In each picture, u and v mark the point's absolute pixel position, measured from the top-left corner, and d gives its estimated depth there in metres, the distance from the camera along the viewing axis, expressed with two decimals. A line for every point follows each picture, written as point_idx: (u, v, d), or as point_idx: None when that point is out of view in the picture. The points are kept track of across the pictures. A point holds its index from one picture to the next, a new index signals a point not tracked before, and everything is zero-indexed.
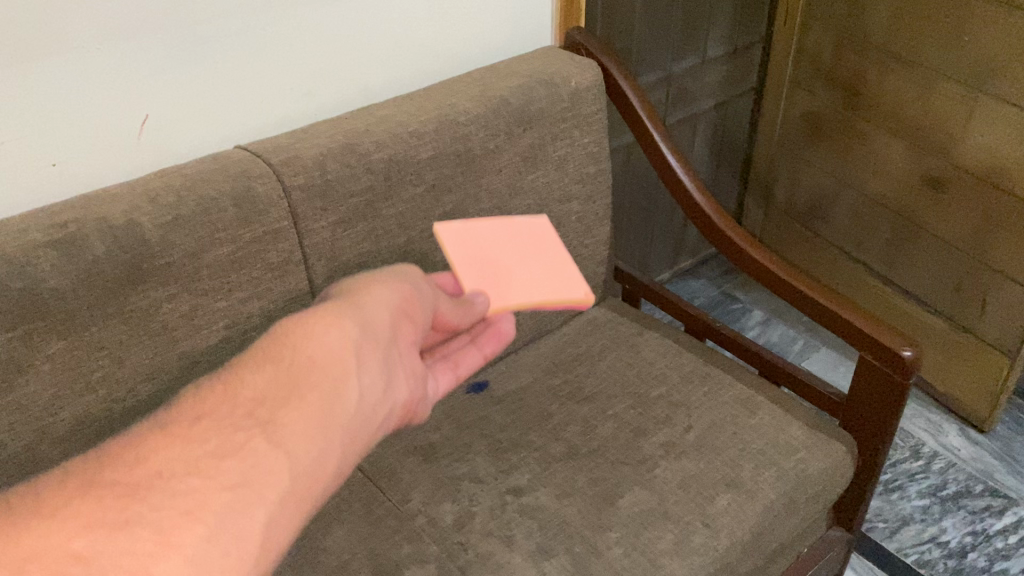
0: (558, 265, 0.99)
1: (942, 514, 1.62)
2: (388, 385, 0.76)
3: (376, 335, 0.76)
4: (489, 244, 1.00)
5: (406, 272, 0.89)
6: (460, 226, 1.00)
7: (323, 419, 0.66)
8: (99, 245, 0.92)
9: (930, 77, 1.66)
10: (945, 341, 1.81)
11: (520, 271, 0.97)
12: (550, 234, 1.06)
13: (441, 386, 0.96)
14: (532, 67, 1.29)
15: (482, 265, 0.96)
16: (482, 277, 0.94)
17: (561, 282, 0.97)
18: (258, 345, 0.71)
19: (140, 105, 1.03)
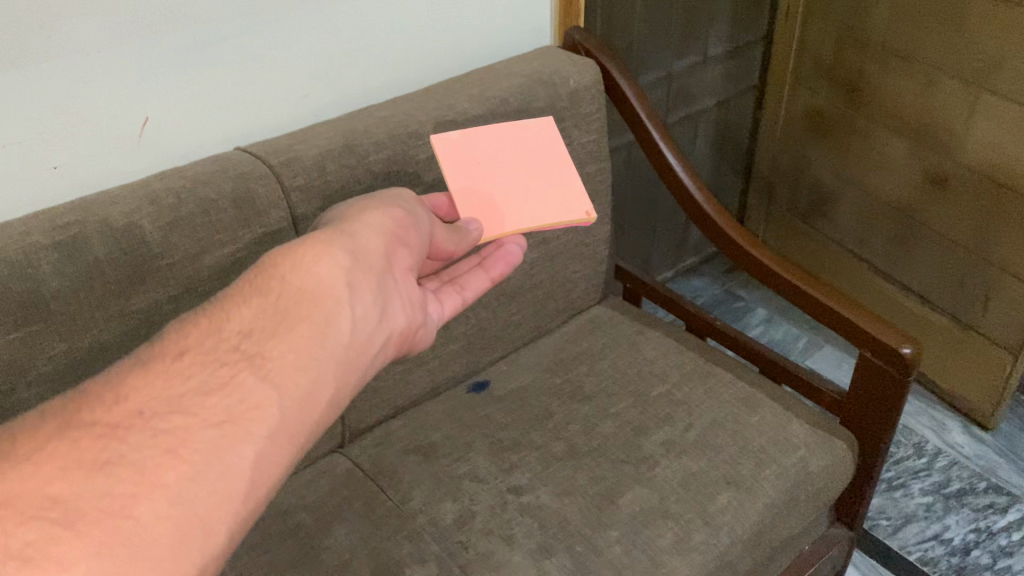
0: (558, 181, 1.05)
1: (945, 511, 1.62)
2: (385, 311, 0.79)
3: (368, 262, 0.79)
4: (491, 165, 1.05)
5: (398, 202, 0.91)
6: (461, 144, 1.06)
7: (312, 351, 0.70)
8: (100, 246, 0.93)
9: (930, 73, 1.66)
10: (948, 337, 1.81)
11: (517, 189, 1.02)
12: (555, 149, 1.10)
13: (447, 309, 0.97)
14: (531, 66, 1.30)
15: (484, 188, 1.01)
16: (485, 202, 1.00)
17: (559, 201, 1.02)
18: (247, 277, 0.74)
19: (140, 107, 1.04)
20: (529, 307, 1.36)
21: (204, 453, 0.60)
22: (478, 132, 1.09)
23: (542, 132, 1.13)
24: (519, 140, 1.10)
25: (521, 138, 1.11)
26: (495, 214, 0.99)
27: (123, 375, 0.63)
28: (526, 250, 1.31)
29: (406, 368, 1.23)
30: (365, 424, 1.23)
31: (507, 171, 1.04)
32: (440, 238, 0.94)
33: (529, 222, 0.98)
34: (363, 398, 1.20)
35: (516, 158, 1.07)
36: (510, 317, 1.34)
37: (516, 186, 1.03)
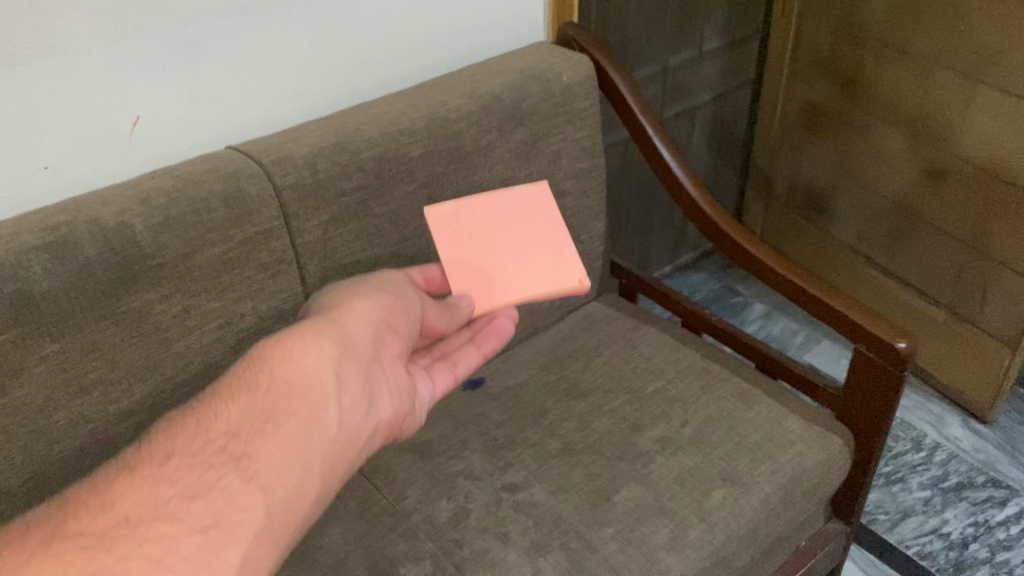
0: (551, 247, 1.09)
1: (943, 505, 1.62)
2: (372, 402, 0.82)
3: (356, 352, 0.83)
4: (484, 234, 1.08)
5: (387, 287, 0.95)
6: (455, 214, 1.09)
7: (298, 447, 0.72)
8: (91, 247, 0.92)
9: (928, 66, 1.66)
10: (945, 331, 1.81)
11: (509, 260, 1.05)
12: (547, 213, 1.13)
13: (441, 385, 0.97)
14: (525, 62, 1.29)
15: (477, 260, 1.05)
16: (478, 276, 1.03)
17: (552, 270, 1.06)
18: (236, 374, 0.77)
19: (130, 107, 1.03)
20: (524, 304, 1.35)
21: (188, 560, 0.61)
22: (473, 202, 1.11)
23: (536, 196, 1.15)
24: (512, 206, 1.13)
25: (514, 204, 1.13)
26: (487, 288, 1.02)
27: (111, 481, 0.65)
28: None
29: None
30: None
31: (499, 241, 1.07)
32: (430, 318, 0.98)
33: (521, 296, 1.02)
34: None
35: (509, 226, 1.10)
36: None
37: (509, 256, 1.06)
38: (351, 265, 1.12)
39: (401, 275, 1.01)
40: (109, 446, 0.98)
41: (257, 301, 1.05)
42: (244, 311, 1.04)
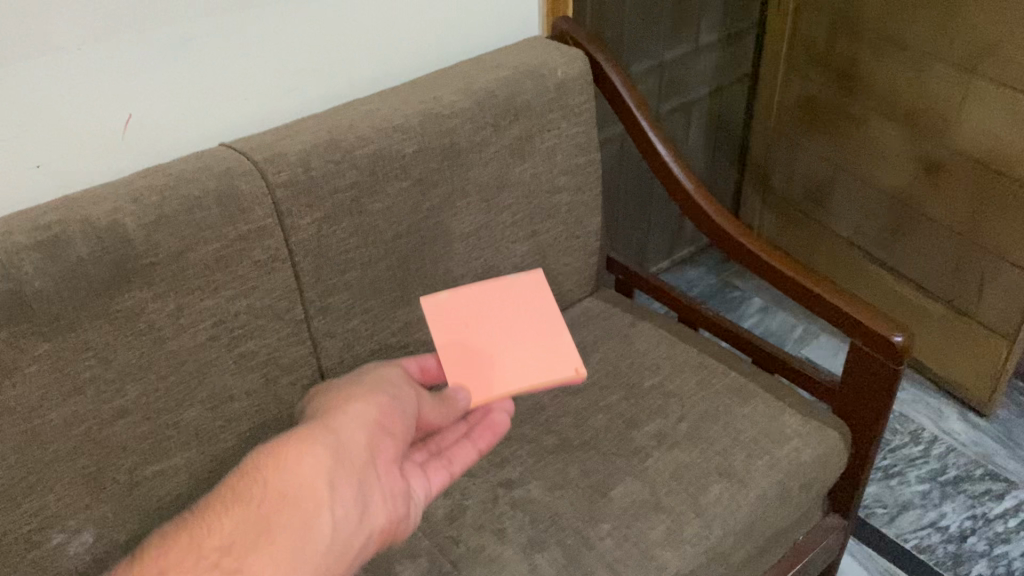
0: (548, 337, 1.04)
1: (942, 498, 1.62)
2: (365, 509, 0.79)
3: (350, 457, 0.80)
4: (479, 324, 1.04)
5: (385, 381, 0.91)
6: (450, 304, 1.05)
7: (287, 563, 0.71)
8: (83, 246, 0.92)
9: (924, 60, 1.65)
10: (943, 325, 1.81)
11: (505, 351, 1.01)
12: (545, 304, 1.09)
13: (436, 485, 0.91)
14: (519, 58, 1.29)
15: (471, 351, 1.00)
16: (472, 369, 0.98)
17: (549, 362, 1.01)
18: (230, 484, 0.77)
19: (122, 105, 1.03)
20: None
21: None
22: (469, 290, 1.07)
23: (533, 284, 1.11)
24: (509, 295, 1.09)
25: (511, 292, 1.09)
26: (482, 380, 0.97)
27: None
28: (516, 243, 1.30)
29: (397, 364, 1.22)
30: None
31: (496, 333, 1.03)
32: (427, 412, 0.93)
33: (517, 389, 0.97)
34: None
35: (506, 316, 1.06)
36: None
37: (505, 348, 1.02)
38: (345, 262, 1.12)
39: (397, 367, 0.96)
40: (104, 445, 0.98)
41: (251, 299, 1.05)
42: (238, 309, 1.04)
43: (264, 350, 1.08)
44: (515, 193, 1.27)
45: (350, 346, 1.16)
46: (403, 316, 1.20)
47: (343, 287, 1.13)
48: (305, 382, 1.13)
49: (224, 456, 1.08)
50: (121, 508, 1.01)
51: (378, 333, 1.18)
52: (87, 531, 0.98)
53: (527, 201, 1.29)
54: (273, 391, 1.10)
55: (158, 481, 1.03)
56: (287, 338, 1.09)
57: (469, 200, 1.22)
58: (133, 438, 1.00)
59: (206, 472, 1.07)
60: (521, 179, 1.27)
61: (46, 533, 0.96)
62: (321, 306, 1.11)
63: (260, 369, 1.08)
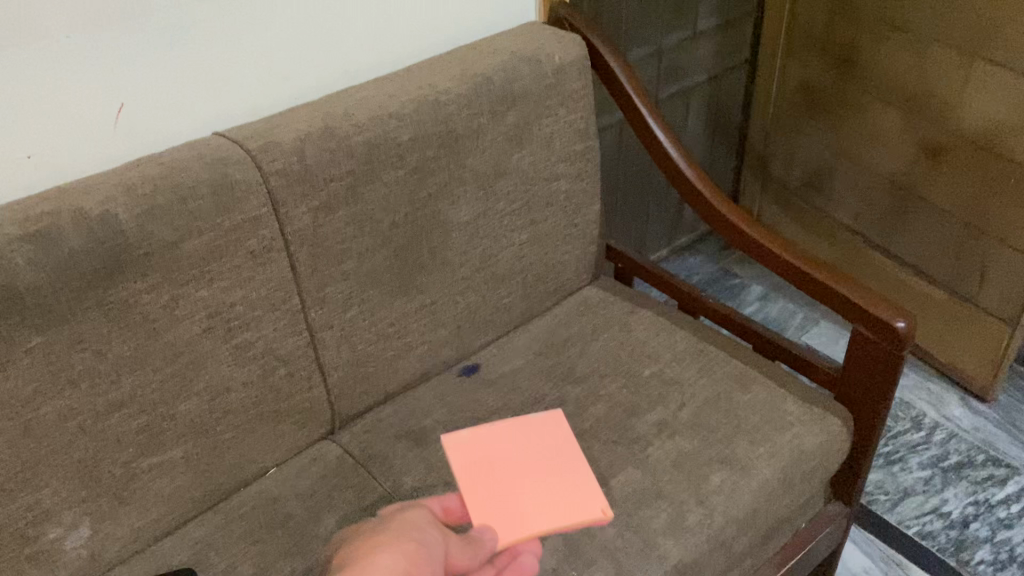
0: (569, 477, 1.00)
1: (944, 485, 1.61)
2: None
3: None
4: (498, 461, 1.01)
5: (412, 526, 0.77)
6: (474, 440, 1.03)
7: None
8: (75, 237, 0.91)
9: (924, 43, 1.64)
10: (945, 311, 1.80)
11: (529, 489, 0.97)
12: (566, 444, 1.06)
13: None
14: (515, 44, 1.27)
15: (492, 486, 0.96)
16: (494, 505, 0.94)
17: (570, 504, 0.96)
18: None
19: (113, 94, 1.01)
20: (520, 290, 1.33)
21: None
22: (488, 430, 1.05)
23: (553, 426, 1.08)
24: (531, 438, 1.06)
25: (534, 433, 1.07)
26: (506, 516, 0.92)
27: None
28: (515, 231, 1.29)
29: (396, 354, 1.21)
30: (356, 411, 1.20)
31: (515, 473, 0.99)
32: (457, 556, 0.78)
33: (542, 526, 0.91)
34: (353, 384, 1.18)
35: (526, 457, 1.02)
36: (501, 301, 1.31)
37: (525, 490, 0.97)
38: (342, 253, 1.11)
39: (421, 508, 0.82)
40: (99, 439, 0.97)
41: (247, 289, 1.04)
42: (233, 300, 1.03)
43: (260, 341, 1.06)
44: (513, 181, 1.25)
45: (348, 337, 1.15)
46: (401, 306, 1.19)
47: (340, 277, 1.11)
48: (303, 373, 1.12)
49: (221, 449, 1.07)
50: (117, 501, 1.00)
51: (376, 323, 1.17)
52: (83, 525, 0.98)
53: (525, 189, 1.28)
54: (270, 382, 1.09)
55: (154, 474, 1.02)
56: (284, 329, 1.08)
57: (466, 188, 1.20)
58: (130, 431, 0.99)
59: (203, 465, 1.06)
60: (519, 166, 1.25)
61: (42, 527, 0.95)
62: (318, 297, 1.10)
63: (257, 361, 1.07)
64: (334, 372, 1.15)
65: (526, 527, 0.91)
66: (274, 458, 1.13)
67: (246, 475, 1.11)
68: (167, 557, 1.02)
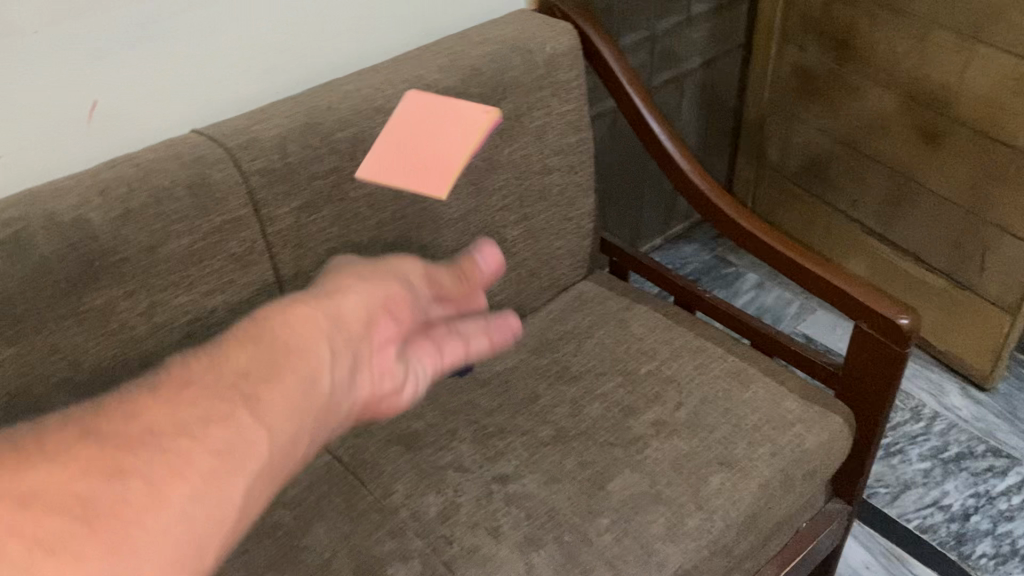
0: (452, 109, 1.01)
1: (944, 476, 1.59)
2: (359, 376, 0.67)
3: (352, 331, 0.69)
4: (413, 144, 0.98)
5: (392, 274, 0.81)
6: (379, 152, 0.99)
7: (292, 409, 0.58)
8: (47, 244, 0.87)
9: (924, 26, 1.60)
10: (944, 299, 1.77)
11: (447, 148, 0.95)
12: (449, 110, 1.01)
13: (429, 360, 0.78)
14: (505, 32, 1.23)
15: (409, 161, 0.96)
16: (413, 170, 0.95)
17: (461, 123, 0.98)
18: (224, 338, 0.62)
19: (86, 91, 0.97)
20: (512, 286, 1.30)
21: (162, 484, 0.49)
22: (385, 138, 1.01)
23: (420, 101, 1.04)
24: (424, 120, 1.01)
25: (421, 116, 1.02)
26: (427, 166, 0.94)
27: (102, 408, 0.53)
28: (507, 227, 1.25)
29: None
30: None
31: (432, 155, 0.95)
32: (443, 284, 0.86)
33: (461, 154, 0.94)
34: None
35: (438, 128, 0.98)
36: (494, 298, 1.28)
37: (435, 150, 0.96)
38: (328, 253, 1.07)
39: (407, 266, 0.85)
40: None
41: (228, 293, 1.00)
42: (214, 305, 0.99)
43: None
44: (504, 175, 1.22)
45: None
46: None
47: None
48: None
49: None
50: None
51: None
52: None
53: (518, 183, 1.24)
54: None
55: None
56: None
57: (456, 183, 1.16)
58: None
59: None
60: (510, 160, 1.22)
61: None
62: None
63: None
64: None
65: (443, 177, 0.92)
66: None
67: None
68: None
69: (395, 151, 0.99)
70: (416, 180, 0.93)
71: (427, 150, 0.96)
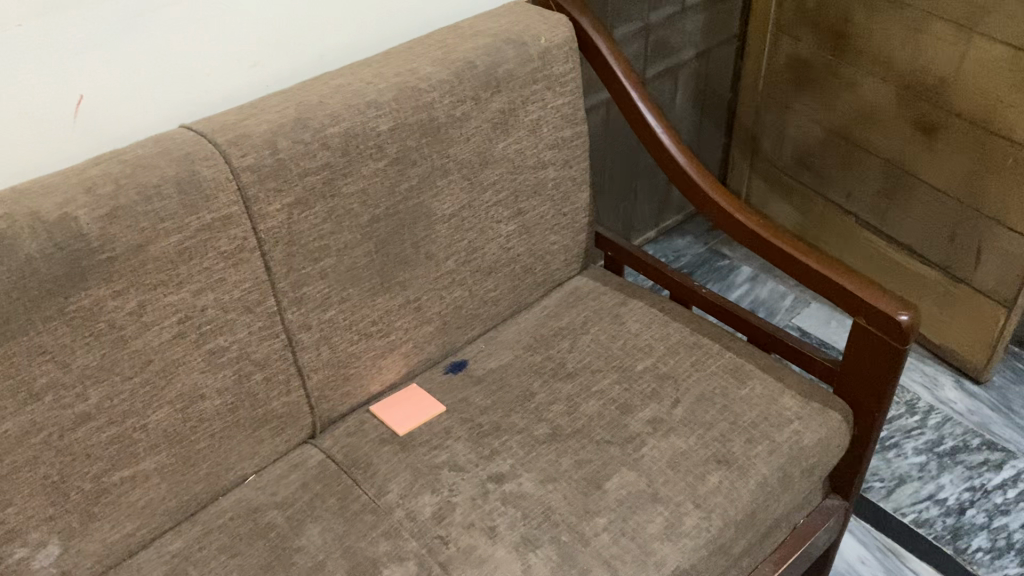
0: (405, 396, 1.19)
1: (939, 470, 1.59)
2: None
3: None
4: (402, 402, 1.17)
5: None
6: (395, 416, 1.15)
7: None
8: (33, 243, 0.86)
9: (920, 18, 1.58)
10: (939, 292, 1.76)
11: (412, 391, 1.20)
12: (400, 397, 1.18)
13: None
14: (499, 24, 1.21)
15: (410, 405, 1.17)
16: (416, 401, 1.17)
17: (408, 390, 1.20)
18: None
19: (72, 85, 0.96)
20: (507, 282, 1.28)
21: None
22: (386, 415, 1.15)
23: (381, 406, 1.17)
24: (395, 404, 1.17)
25: (390, 405, 1.17)
26: (417, 396, 1.18)
27: None
28: (501, 222, 1.23)
29: (379, 353, 1.16)
30: (337, 413, 1.15)
31: (415, 396, 1.18)
32: None
33: (418, 386, 1.21)
34: (333, 386, 1.13)
35: (406, 395, 1.19)
36: (488, 294, 1.26)
37: (413, 396, 1.18)
38: (320, 250, 1.05)
39: None
40: (66, 453, 0.92)
41: (219, 292, 0.98)
42: (204, 304, 0.97)
43: (235, 345, 1.01)
44: (498, 169, 1.20)
45: (328, 337, 1.09)
46: (383, 303, 1.13)
47: (318, 275, 1.06)
48: (281, 376, 1.06)
49: (197, 458, 1.02)
50: (88, 517, 0.95)
51: (357, 322, 1.12)
52: (52, 543, 0.93)
53: (512, 178, 1.22)
54: (246, 388, 1.04)
55: (127, 487, 0.97)
56: (260, 332, 1.03)
57: (450, 178, 1.15)
58: (99, 444, 0.94)
59: (177, 476, 1.01)
60: (504, 154, 1.20)
61: (8, 547, 0.90)
62: (295, 297, 1.05)
63: (231, 366, 1.02)
64: (314, 374, 1.10)
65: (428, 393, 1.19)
66: (253, 464, 1.08)
67: (224, 483, 1.06)
68: (142, 572, 0.97)
69: (400, 410, 1.16)
70: (422, 407, 1.16)
71: (410, 398, 1.18)
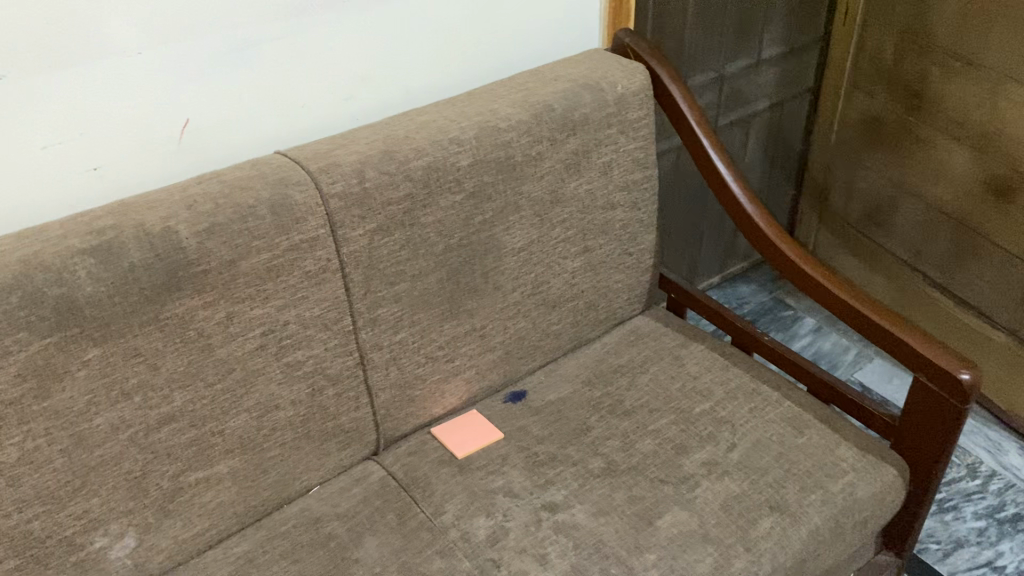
0: (466, 420, 1.23)
1: (999, 537, 1.55)
2: None
3: None
4: (463, 425, 1.21)
5: None
6: (457, 439, 1.19)
7: None
8: (136, 253, 0.93)
9: (997, 81, 1.58)
10: (1006, 356, 1.73)
11: (471, 415, 1.24)
12: (460, 421, 1.23)
13: None
14: (577, 70, 1.27)
15: (470, 428, 1.21)
16: (475, 425, 1.21)
17: (468, 415, 1.24)
18: None
19: (180, 109, 1.04)
20: (570, 316, 1.32)
21: None
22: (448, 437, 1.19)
23: (444, 429, 1.21)
24: (456, 428, 1.21)
25: (452, 428, 1.21)
26: (477, 421, 1.22)
27: None
28: (568, 258, 1.27)
29: (443, 377, 1.20)
30: (400, 432, 1.20)
31: (474, 420, 1.23)
32: None
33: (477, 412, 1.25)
34: (398, 406, 1.17)
35: (465, 420, 1.23)
36: (551, 327, 1.30)
37: (472, 421, 1.22)
38: (395, 275, 1.10)
39: None
40: (149, 451, 0.98)
41: (300, 309, 1.04)
42: (287, 319, 1.03)
43: (311, 360, 1.07)
44: (568, 208, 1.24)
45: (396, 359, 1.14)
46: (450, 329, 1.18)
47: (392, 299, 1.11)
48: (351, 393, 1.12)
49: (267, 466, 1.08)
50: (163, 513, 1.01)
51: (424, 346, 1.16)
52: (129, 535, 0.99)
53: (581, 217, 1.26)
54: (318, 401, 1.09)
55: (201, 488, 1.03)
56: (335, 348, 1.08)
57: (522, 214, 1.19)
58: (179, 445, 1.00)
59: (247, 481, 1.06)
60: (575, 194, 1.24)
61: (90, 536, 0.96)
62: (370, 318, 1.10)
63: (307, 380, 1.07)
64: (381, 394, 1.15)
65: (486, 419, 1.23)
66: (318, 476, 1.13)
67: (289, 493, 1.11)
68: (209, 570, 1.02)
69: (461, 433, 1.20)
70: (481, 431, 1.20)
71: (470, 423, 1.22)
